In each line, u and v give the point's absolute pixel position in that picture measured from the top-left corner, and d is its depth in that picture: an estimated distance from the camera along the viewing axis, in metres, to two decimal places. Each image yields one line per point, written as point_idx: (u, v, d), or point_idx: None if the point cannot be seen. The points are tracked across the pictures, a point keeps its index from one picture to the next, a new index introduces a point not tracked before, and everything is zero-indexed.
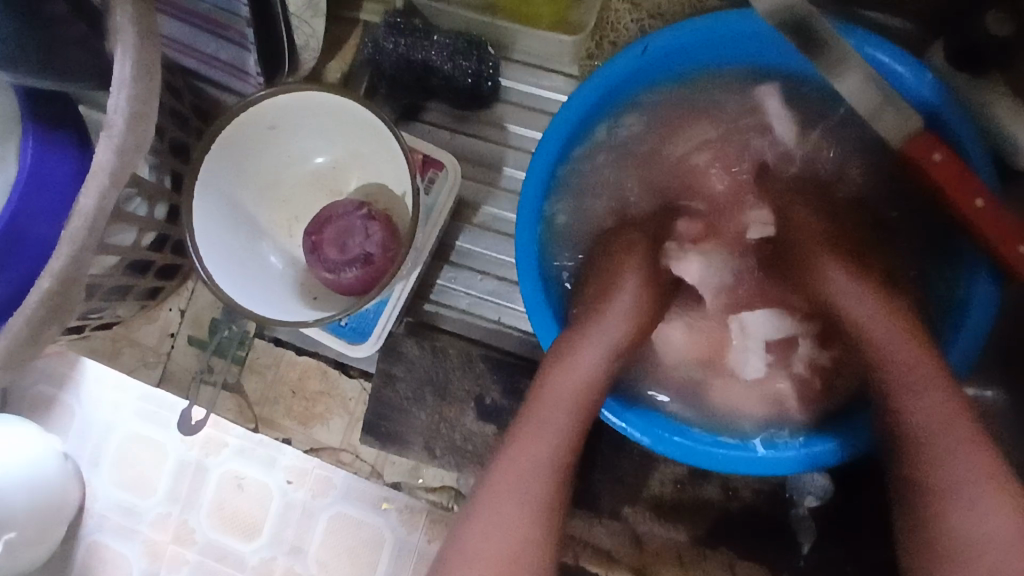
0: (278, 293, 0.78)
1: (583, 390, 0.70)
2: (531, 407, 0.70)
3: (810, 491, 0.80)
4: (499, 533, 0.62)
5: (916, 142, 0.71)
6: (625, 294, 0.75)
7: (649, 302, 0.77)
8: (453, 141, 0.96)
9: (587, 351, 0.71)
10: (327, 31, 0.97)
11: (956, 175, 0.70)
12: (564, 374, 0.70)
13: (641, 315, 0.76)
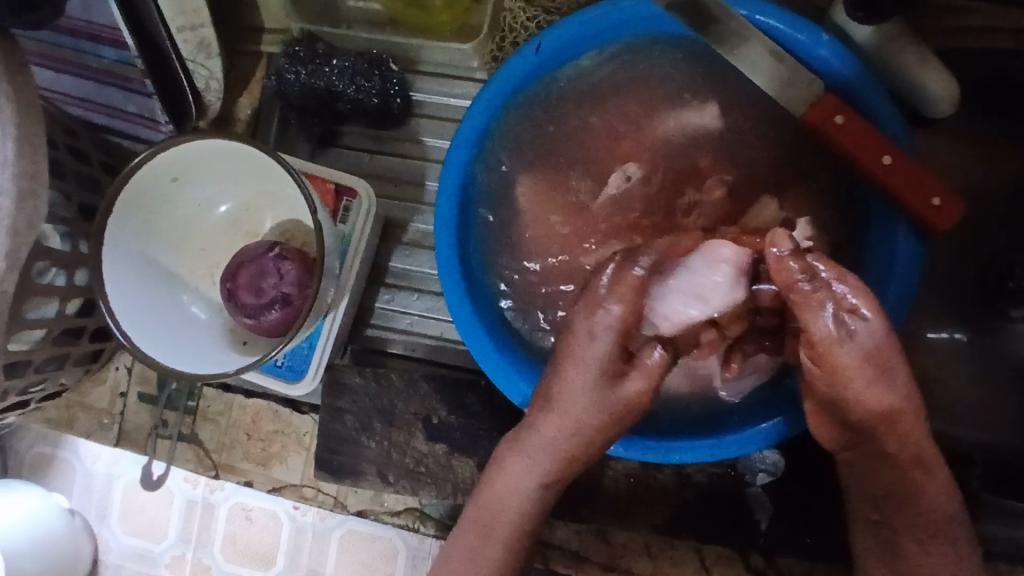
0: (205, 341, 0.77)
1: (508, 517, 0.68)
2: (467, 525, 0.70)
3: (761, 468, 0.80)
4: None
5: (819, 107, 0.69)
6: (561, 419, 0.66)
7: (594, 420, 0.66)
8: (371, 161, 0.94)
9: (510, 476, 0.68)
10: (233, 67, 0.96)
11: (857, 134, 0.69)
12: (496, 498, 0.68)
13: (581, 434, 0.66)
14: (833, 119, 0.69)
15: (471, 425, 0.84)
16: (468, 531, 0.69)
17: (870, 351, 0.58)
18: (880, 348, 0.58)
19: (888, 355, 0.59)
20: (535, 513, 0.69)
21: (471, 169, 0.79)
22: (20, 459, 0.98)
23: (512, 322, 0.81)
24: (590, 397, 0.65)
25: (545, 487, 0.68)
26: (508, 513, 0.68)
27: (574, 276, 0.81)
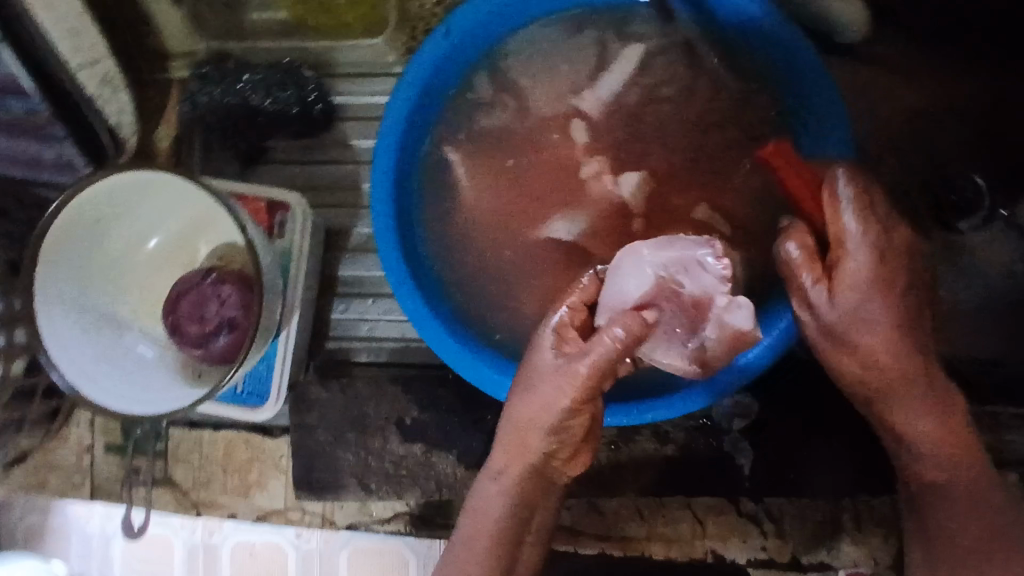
0: (159, 378, 0.75)
1: (481, 520, 0.67)
2: (453, 543, 0.68)
3: (736, 414, 0.81)
4: None
5: (773, 148, 0.73)
6: (528, 408, 0.66)
7: (543, 401, 0.65)
8: (303, 173, 0.92)
9: (486, 477, 0.68)
10: (146, 100, 0.93)
11: (800, 183, 0.70)
12: (475, 512, 0.68)
13: (540, 424, 0.66)
14: (784, 158, 0.72)
15: (445, 418, 0.82)
16: (449, 549, 0.68)
17: (865, 285, 0.63)
18: (881, 271, 0.63)
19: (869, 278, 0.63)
20: (506, 514, 0.67)
21: (402, 168, 0.78)
22: (9, 533, 0.95)
23: (472, 309, 0.80)
24: (536, 380, 0.66)
25: (512, 484, 0.67)
26: (481, 523, 0.67)
27: (525, 255, 0.80)
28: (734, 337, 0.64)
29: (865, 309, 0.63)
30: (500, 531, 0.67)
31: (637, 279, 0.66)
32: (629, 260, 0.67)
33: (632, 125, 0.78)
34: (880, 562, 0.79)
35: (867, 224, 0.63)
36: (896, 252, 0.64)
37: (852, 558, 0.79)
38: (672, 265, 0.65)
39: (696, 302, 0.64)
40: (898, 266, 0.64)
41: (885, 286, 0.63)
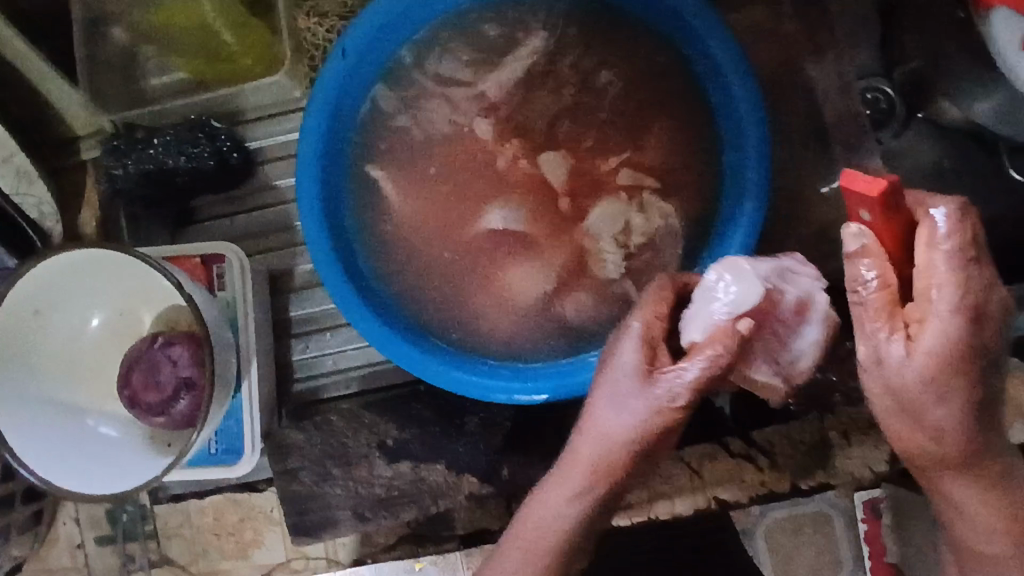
0: (126, 454, 0.73)
1: (547, 545, 0.61)
2: (502, 557, 0.62)
3: None
4: None
5: (874, 183, 0.48)
6: (608, 426, 0.60)
7: (643, 427, 0.59)
8: (234, 223, 0.92)
9: (554, 499, 0.61)
10: (64, 186, 0.93)
11: (896, 237, 0.50)
12: (530, 530, 0.61)
13: (621, 442, 0.60)
14: (884, 195, 0.48)
15: (426, 432, 0.81)
16: (496, 564, 0.62)
17: (946, 355, 0.50)
18: (965, 352, 0.50)
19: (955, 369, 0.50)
20: (573, 540, 0.61)
21: (329, 192, 0.77)
22: None
23: (428, 318, 0.78)
24: (620, 395, 0.60)
25: (590, 511, 0.61)
26: (538, 541, 0.61)
27: (468, 252, 0.79)
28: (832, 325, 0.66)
29: (943, 385, 0.51)
30: (559, 550, 0.61)
31: (740, 294, 0.60)
32: (726, 270, 0.61)
33: (546, 97, 0.78)
34: (879, 471, 0.81)
35: (968, 288, 0.49)
36: (987, 316, 0.50)
37: (850, 473, 0.81)
38: (771, 273, 0.62)
39: (799, 305, 0.64)
40: (986, 339, 0.50)
41: (961, 363, 0.50)
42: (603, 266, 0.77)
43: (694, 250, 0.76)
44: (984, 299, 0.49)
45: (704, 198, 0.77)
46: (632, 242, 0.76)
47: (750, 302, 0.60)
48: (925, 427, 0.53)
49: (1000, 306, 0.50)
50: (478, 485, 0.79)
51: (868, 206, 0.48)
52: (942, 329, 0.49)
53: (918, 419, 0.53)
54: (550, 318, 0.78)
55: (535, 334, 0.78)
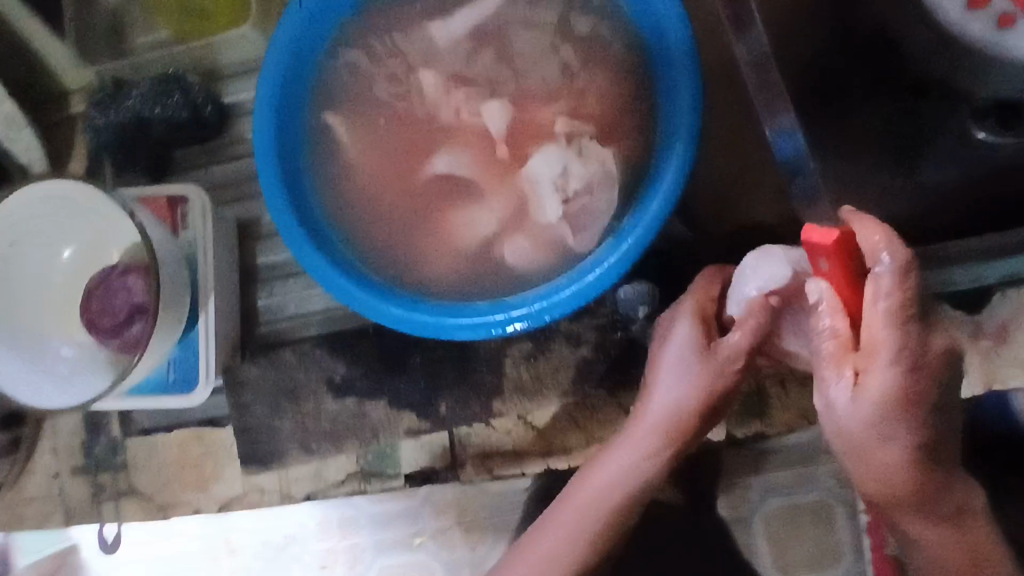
0: (84, 376, 0.78)
1: (614, 490, 0.77)
2: (563, 500, 0.79)
3: (639, 302, 0.80)
4: (555, 539, 0.77)
5: (825, 233, 0.61)
6: (664, 395, 0.75)
7: (699, 394, 0.74)
8: (209, 174, 0.97)
9: (624, 453, 0.76)
10: (57, 138, 0.99)
11: (850, 292, 0.63)
12: (591, 480, 0.78)
13: (683, 405, 0.74)
14: (828, 249, 0.61)
15: (372, 373, 0.85)
16: (556, 510, 0.79)
17: (887, 396, 0.61)
18: (907, 400, 0.61)
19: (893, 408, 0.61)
20: (635, 491, 0.77)
21: (283, 134, 0.78)
22: None
23: (372, 259, 0.80)
24: (679, 370, 0.74)
25: (647, 467, 0.76)
26: (601, 488, 0.77)
27: (413, 195, 0.81)
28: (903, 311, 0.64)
29: (887, 426, 0.62)
30: (613, 497, 0.77)
31: (772, 273, 0.71)
32: (761, 256, 0.72)
33: (494, 49, 0.80)
34: (813, 424, 0.84)
35: (902, 354, 0.60)
36: (928, 369, 0.62)
37: (784, 424, 0.84)
38: (799, 257, 0.71)
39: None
40: (930, 386, 0.62)
41: (908, 407, 0.61)
42: (539, 208, 0.78)
43: (628, 192, 0.76)
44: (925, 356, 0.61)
45: (645, 145, 0.77)
46: (570, 188, 0.77)
47: (779, 282, 0.70)
48: (868, 457, 0.65)
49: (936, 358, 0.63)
50: (416, 422, 0.83)
51: (824, 254, 0.62)
52: (884, 377, 0.60)
53: (865, 450, 0.64)
54: (491, 261, 0.80)
55: (475, 275, 0.80)
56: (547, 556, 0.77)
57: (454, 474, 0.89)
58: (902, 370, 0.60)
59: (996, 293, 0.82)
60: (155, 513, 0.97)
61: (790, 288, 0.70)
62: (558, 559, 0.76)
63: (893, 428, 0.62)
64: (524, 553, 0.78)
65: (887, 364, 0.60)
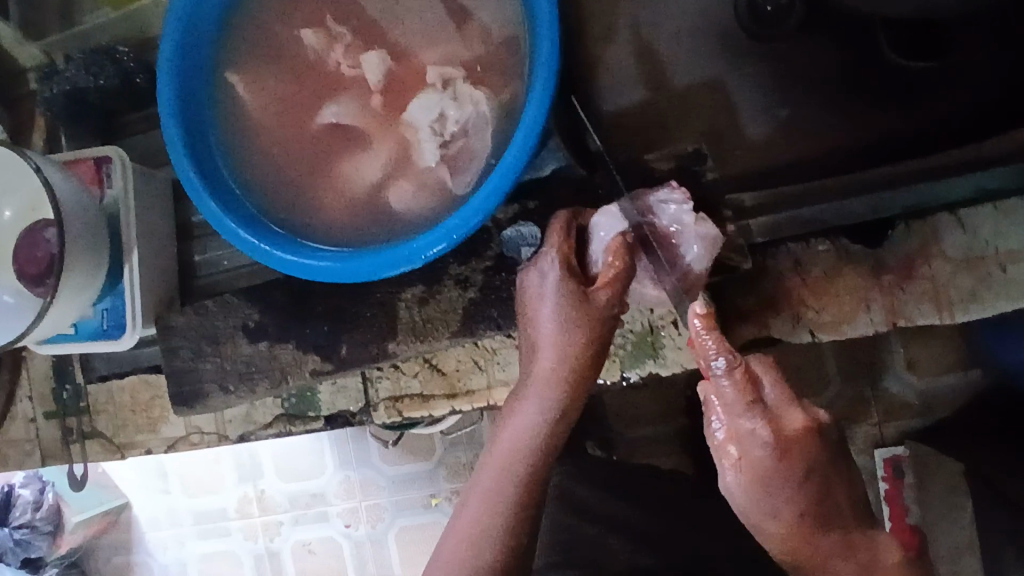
0: (16, 319, 0.87)
1: (522, 449, 0.70)
2: (488, 466, 0.71)
3: (525, 244, 0.82)
4: (488, 512, 0.67)
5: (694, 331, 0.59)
6: (562, 340, 0.71)
7: (577, 333, 0.71)
8: (150, 138, 1.05)
9: (525, 410, 0.71)
10: (21, 114, 1.07)
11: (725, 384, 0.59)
12: (509, 437, 0.71)
13: (577, 347, 0.71)
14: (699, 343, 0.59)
15: (281, 319, 0.89)
16: (484, 479, 0.70)
17: (764, 474, 0.57)
18: (781, 476, 0.57)
19: (777, 483, 0.57)
20: (551, 446, 0.71)
21: (183, 90, 0.83)
22: None
23: (274, 207, 0.86)
24: (563, 316, 0.71)
25: (561, 417, 0.71)
26: (522, 444, 0.70)
27: (309, 143, 0.87)
28: (710, 242, 0.74)
29: (766, 500, 0.58)
30: (540, 452, 0.70)
31: (611, 223, 0.75)
32: (602, 212, 0.76)
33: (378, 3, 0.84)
34: None
35: (770, 422, 0.57)
36: (798, 447, 0.57)
37: (679, 363, 0.83)
38: (639, 211, 0.76)
39: (669, 230, 0.75)
40: (806, 459, 0.57)
41: (782, 485, 0.57)
42: (421, 153, 0.82)
43: (501, 132, 0.79)
44: (787, 433, 0.57)
45: (515, 90, 0.80)
46: (447, 131, 0.80)
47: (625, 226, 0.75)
48: (766, 530, 0.60)
49: (806, 432, 0.57)
50: (319, 363, 0.88)
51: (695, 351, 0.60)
52: (759, 452, 0.57)
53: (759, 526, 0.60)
54: (380, 204, 0.84)
55: (366, 217, 0.84)
56: (477, 528, 0.67)
57: (369, 416, 0.93)
58: (779, 443, 0.56)
59: (898, 224, 0.79)
60: (115, 454, 1.04)
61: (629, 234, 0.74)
62: (477, 539, 0.66)
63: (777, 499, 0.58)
64: (450, 533, 0.69)
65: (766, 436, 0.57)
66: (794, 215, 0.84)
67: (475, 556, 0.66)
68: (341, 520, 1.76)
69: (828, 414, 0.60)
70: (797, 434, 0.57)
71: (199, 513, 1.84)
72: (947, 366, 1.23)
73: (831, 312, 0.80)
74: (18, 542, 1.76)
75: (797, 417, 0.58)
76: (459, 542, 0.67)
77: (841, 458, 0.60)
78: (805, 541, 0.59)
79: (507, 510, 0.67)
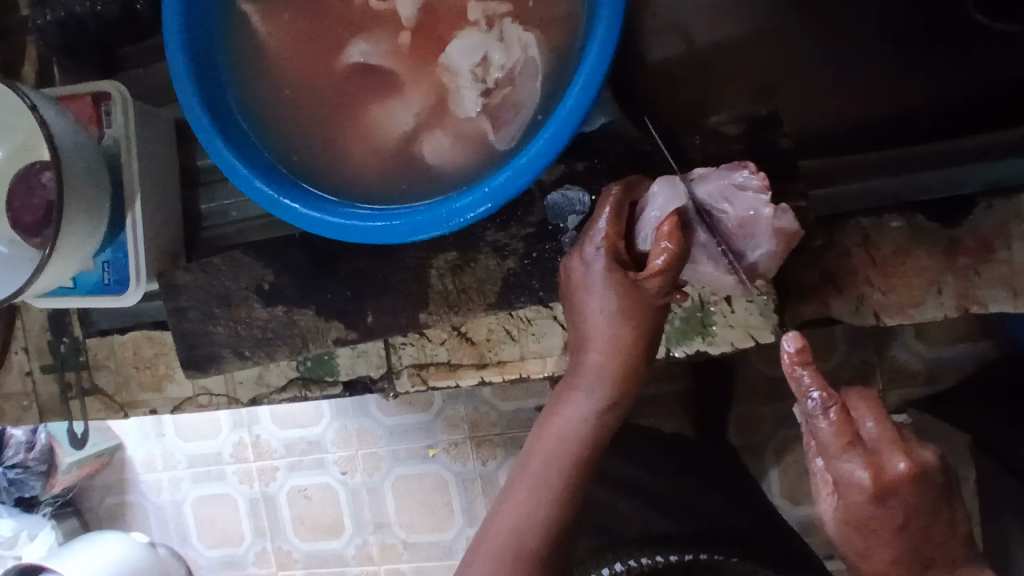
0: (12, 271, 0.80)
1: (569, 445, 0.64)
2: (529, 458, 0.66)
3: (571, 210, 0.76)
4: (531, 505, 0.63)
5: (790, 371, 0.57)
6: (612, 324, 0.65)
7: (628, 328, 0.65)
8: (149, 72, 0.94)
9: (570, 406, 0.66)
10: (8, 41, 0.96)
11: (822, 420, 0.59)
12: (552, 427, 0.66)
13: (628, 335, 0.65)
14: (795, 377, 0.57)
15: (300, 281, 0.83)
16: (525, 470, 0.65)
17: (861, 517, 0.58)
18: (877, 518, 0.57)
19: (875, 525, 0.57)
20: (598, 440, 0.65)
21: (191, 19, 0.73)
22: None
23: (294, 155, 0.78)
24: (613, 301, 0.65)
25: (611, 410, 0.65)
26: (568, 435, 0.65)
27: (333, 84, 0.78)
28: (787, 240, 0.67)
29: (861, 537, 0.59)
30: (588, 446, 0.65)
31: (668, 197, 0.68)
32: (659, 182, 0.69)
33: None
34: (760, 341, 0.77)
35: (868, 468, 0.56)
36: (900, 493, 0.56)
37: (729, 341, 0.77)
38: (711, 194, 0.69)
39: (740, 220, 0.68)
40: (905, 506, 0.56)
41: (878, 525, 0.57)
42: (460, 101, 0.74)
43: (552, 83, 0.71)
44: (888, 479, 0.56)
45: (569, 35, 0.71)
46: (490, 77, 0.72)
47: (675, 206, 0.68)
48: (863, 556, 0.60)
49: (910, 478, 0.56)
50: (343, 331, 0.82)
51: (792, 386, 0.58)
52: (856, 492, 0.57)
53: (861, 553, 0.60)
54: (411, 158, 0.77)
55: (397, 172, 0.77)
56: (518, 522, 0.62)
57: (390, 384, 0.88)
58: (877, 492, 0.56)
59: (979, 203, 0.74)
60: (117, 412, 0.98)
61: (682, 214, 0.68)
62: (517, 543, 0.61)
63: (870, 532, 0.58)
64: (489, 525, 0.64)
65: (863, 482, 0.57)
66: (865, 186, 0.79)
67: (515, 561, 0.60)
68: (338, 468, 1.72)
69: (935, 455, 0.58)
70: (902, 482, 0.56)
71: (194, 456, 1.81)
72: (953, 335, 1.24)
73: (898, 294, 0.75)
74: (11, 480, 1.73)
75: (899, 460, 0.57)
76: (498, 535, 0.62)
77: (944, 500, 0.58)
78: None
79: (549, 514, 0.62)
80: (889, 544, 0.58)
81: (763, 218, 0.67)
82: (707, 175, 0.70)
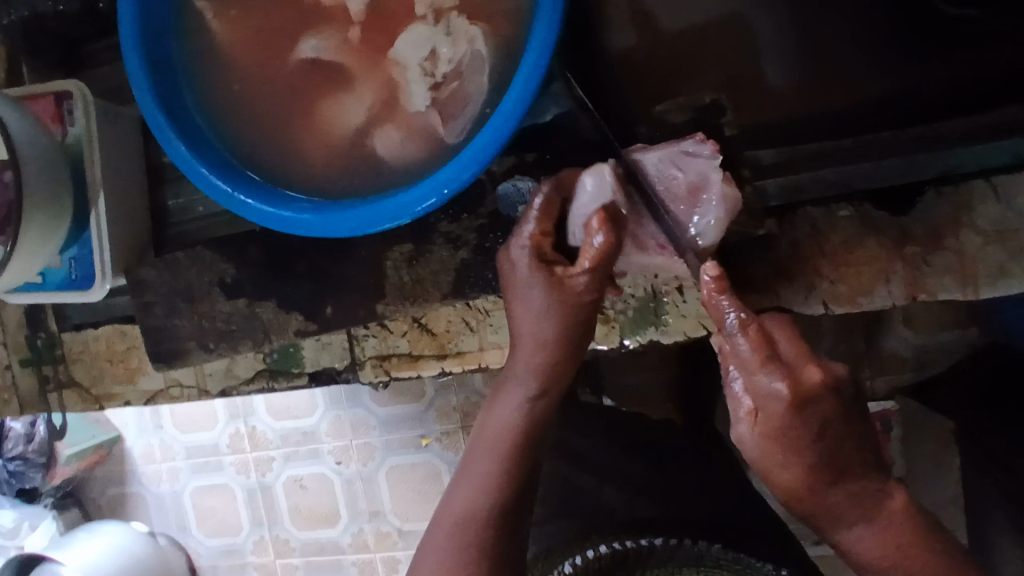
0: None
1: (507, 436, 0.66)
2: (472, 453, 0.67)
3: (520, 202, 0.77)
4: (474, 493, 0.63)
5: (709, 297, 0.58)
6: (539, 317, 0.67)
7: (555, 320, 0.67)
8: (116, 70, 0.96)
9: (506, 402, 0.68)
10: None
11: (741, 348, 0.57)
12: (489, 423, 0.67)
13: (556, 329, 0.67)
14: (716, 302, 0.57)
15: (259, 275, 0.84)
16: (469, 462, 0.66)
17: (778, 435, 0.55)
18: (795, 430, 0.54)
19: (794, 441, 0.54)
20: (535, 429, 0.67)
21: (146, 18, 0.74)
22: None
23: (250, 152, 0.79)
24: (540, 300, 0.67)
25: (546, 400, 0.68)
26: (507, 427, 0.66)
27: (287, 80, 0.79)
28: (733, 204, 0.68)
29: (776, 454, 0.55)
30: (526, 436, 0.66)
31: (597, 189, 0.70)
32: (588, 173, 0.70)
33: None
34: (711, 331, 0.78)
35: (781, 374, 0.54)
36: (815, 402, 0.54)
37: (682, 332, 0.78)
38: (661, 161, 0.71)
39: (693, 185, 0.70)
40: (821, 411, 0.54)
41: (795, 437, 0.54)
42: (410, 96, 0.75)
43: (498, 76, 0.71)
44: (805, 386, 0.54)
45: (513, 28, 0.71)
46: (439, 72, 0.73)
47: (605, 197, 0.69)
48: (779, 480, 0.56)
49: (825, 387, 0.54)
50: (304, 323, 0.83)
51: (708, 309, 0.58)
52: (772, 401, 0.54)
53: (779, 478, 0.56)
54: (364, 152, 0.78)
55: (350, 167, 0.78)
56: (463, 512, 0.62)
57: (354, 374, 0.89)
58: (794, 399, 0.53)
59: (928, 191, 0.75)
60: (93, 404, 1.00)
61: (610, 208, 0.69)
62: (463, 530, 0.61)
63: (787, 449, 0.55)
64: (438, 519, 0.64)
65: (779, 389, 0.54)
66: (815, 175, 0.78)
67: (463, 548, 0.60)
68: (332, 458, 1.74)
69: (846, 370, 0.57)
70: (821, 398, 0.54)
71: (191, 447, 1.84)
72: (946, 322, 1.15)
73: (847, 283, 0.76)
74: (10, 473, 1.75)
75: (813, 372, 0.55)
76: (444, 526, 0.63)
77: (862, 423, 0.56)
78: (818, 498, 0.55)
79: (494, 499, 0.62)
80: (807, 456, 0.54)
81: (714, 184, 0.69)
82: (659, 148, 0.73)
